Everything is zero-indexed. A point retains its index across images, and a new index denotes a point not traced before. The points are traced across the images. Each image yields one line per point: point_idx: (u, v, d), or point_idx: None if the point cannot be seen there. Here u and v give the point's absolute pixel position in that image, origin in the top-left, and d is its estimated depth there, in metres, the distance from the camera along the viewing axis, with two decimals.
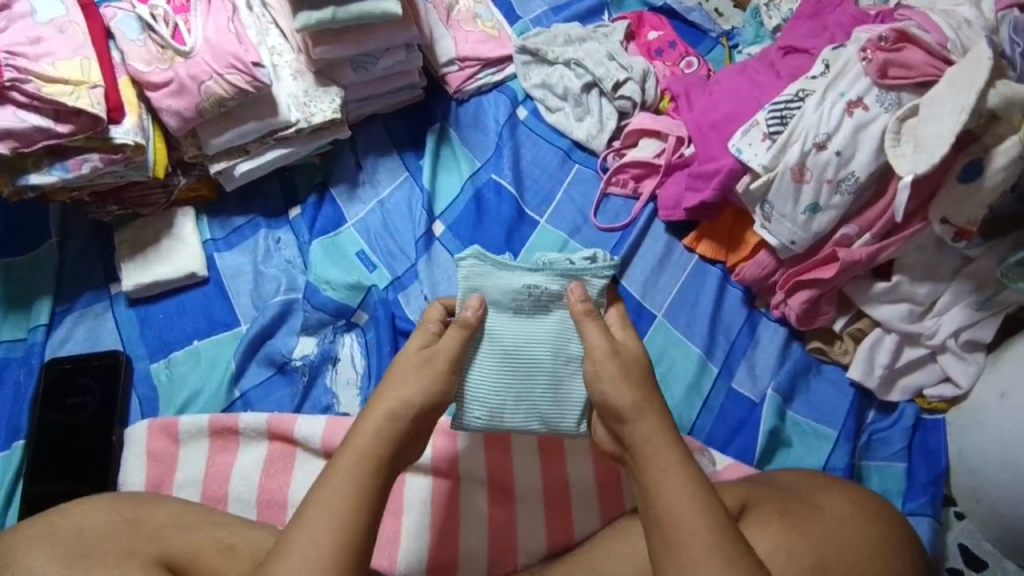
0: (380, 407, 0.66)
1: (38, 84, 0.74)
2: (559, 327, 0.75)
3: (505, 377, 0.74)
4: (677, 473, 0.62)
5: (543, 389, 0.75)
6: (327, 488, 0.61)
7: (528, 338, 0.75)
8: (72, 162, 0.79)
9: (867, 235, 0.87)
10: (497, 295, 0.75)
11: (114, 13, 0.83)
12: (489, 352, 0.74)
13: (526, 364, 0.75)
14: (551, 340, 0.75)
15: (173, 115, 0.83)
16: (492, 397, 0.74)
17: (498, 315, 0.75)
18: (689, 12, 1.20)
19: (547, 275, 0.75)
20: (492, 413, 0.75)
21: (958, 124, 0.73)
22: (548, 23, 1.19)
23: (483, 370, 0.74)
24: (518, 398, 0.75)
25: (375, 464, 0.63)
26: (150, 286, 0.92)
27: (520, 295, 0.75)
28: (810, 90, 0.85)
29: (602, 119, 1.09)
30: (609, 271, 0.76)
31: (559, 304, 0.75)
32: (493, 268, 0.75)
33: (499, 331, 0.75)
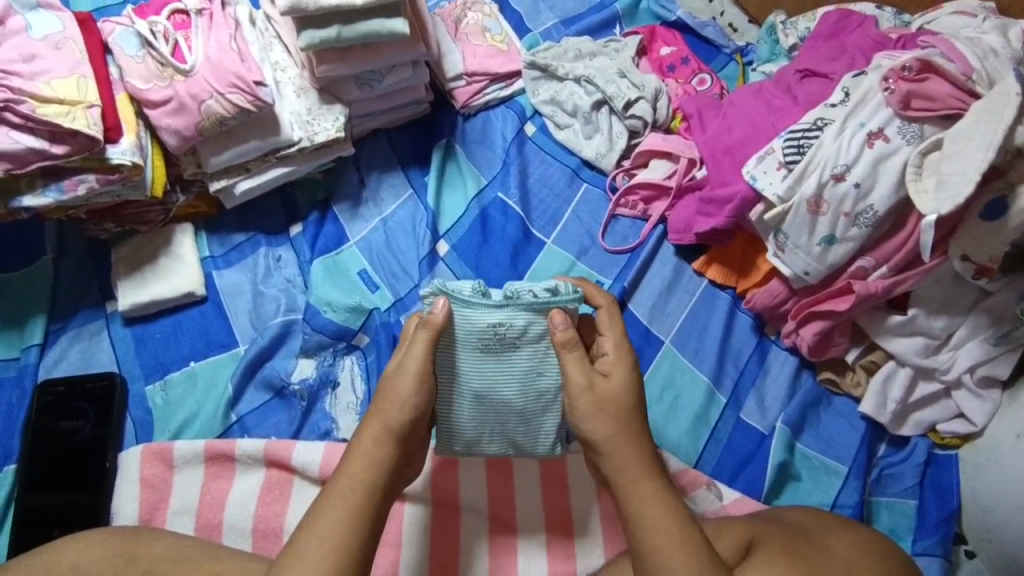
0: (379, 444, 0.64)
1: (32, 105, 0.72)
2: (530, 363, 0.72)
3: (480, 414, 0.74)
4: (654, 503, 0.61)
5: (519, 422, 0.75)
6: (325, 512, 0.59)
7: (497, 377, 0.72)
8: (67, 182, 0.77)
9: (884, 268, 0.85)
10: (462, 335, 0.71)
11: (113, 28, 0.80)
12: (461, 392, 0.73)
13: (500, 402, 0.73)
14: (522, 376, 0.72)
15: (172, 134, 0.81)
16: (468, 432, 0.75)
17: (466, 355, 0.72)
18: (703, 28, 1.18)
19: (512, 312, 0.70)
20: (469, 445, 0.76)
21: (984, 162, 0.70)
22: (559, 36, 1.17)
23: (457, 410, 0.74)
24: (494, 431, 0.75)
25: (371, 490, 0.61)
26: (146, 305, 0.90)
27: (486, 335, 0.71)
28: (829, 119, 0.82)
29: (612, 138, 1.06)
30: (574, 300, 0.71)
31: (526, 342, 0.71)
32: (458, 306, 0.70)
33: (468, 371, 0.72)
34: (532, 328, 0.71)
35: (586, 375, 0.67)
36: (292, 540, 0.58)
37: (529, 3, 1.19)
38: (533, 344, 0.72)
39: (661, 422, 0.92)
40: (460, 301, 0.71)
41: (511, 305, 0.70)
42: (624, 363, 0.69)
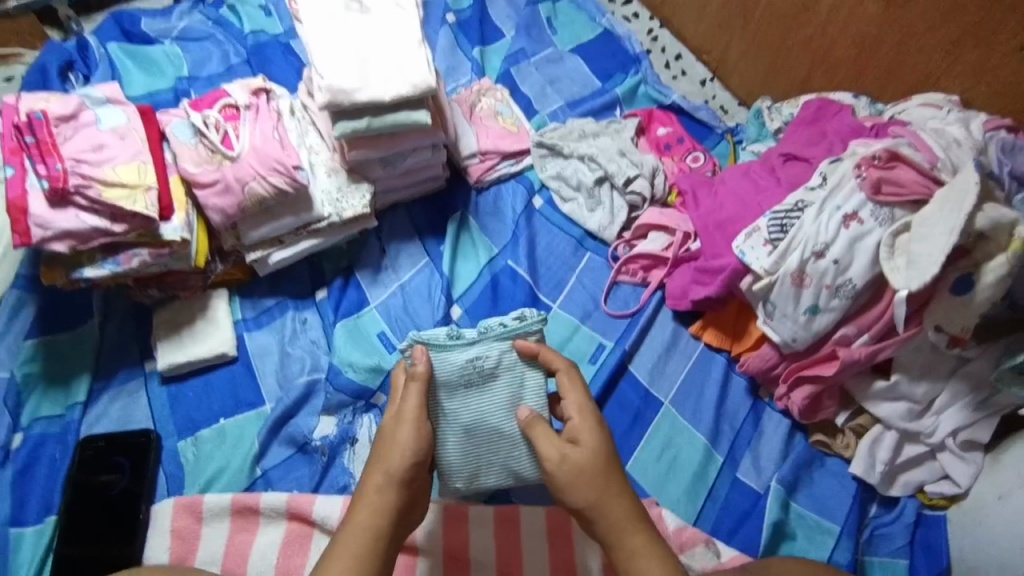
0: (381, 491, 0.69)
1: (100, 189, 0.79)
2: (509, 389, 0.80)
3: (474, 446, 0.82)
4: (644, 557, 0.67)
5: (510, 448, 0.81)
6: (335, 560, 0.65)
7: (483, 407, 0.80)
8: (123, 256, 0.85)
9: (865, 336, 0.91)
10: (446, 375, 0.80)
11: (170, 119, 0.90)
12: (453, 428, 0.81)
13: (489, 430, 0.81)
14: (505, 402, 0.80)
15: (217, 211, 0.90)
16: (467, 466, 0.82)
17: (452, 392, 0.80)
18: (696, 110, 1.30)
19: (485, 345, 0.80)
20: (469, 478, 0.83)
21: (948, 245, 0.78)
22: (564, 117, 1.29)
23: (451, 447, 0.81)
24: (490, 460, 0.82)
25: (376, 538, 0.67)
26: (182, 365, 0.97)
27: (467, 370, 0.80)
28: (808, 201, 0.91)
29: (613, 211, 1.15)
30: (540, 323, 0.80)
31: (502, 370, 0.80)
32: (437, 349, 0.80)
33: (456, 408, 0.80)
34: (505, 356, 0.80)
35: (557, 448, 0.72)
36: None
37: (537, 87, 1.31)
38: (509, 371, 0.80)
39: (660, 479, 0.98)
40: (438, 345, 0.80)
41: (483, 338, 0.80)
42: (590, 426, 0.73)
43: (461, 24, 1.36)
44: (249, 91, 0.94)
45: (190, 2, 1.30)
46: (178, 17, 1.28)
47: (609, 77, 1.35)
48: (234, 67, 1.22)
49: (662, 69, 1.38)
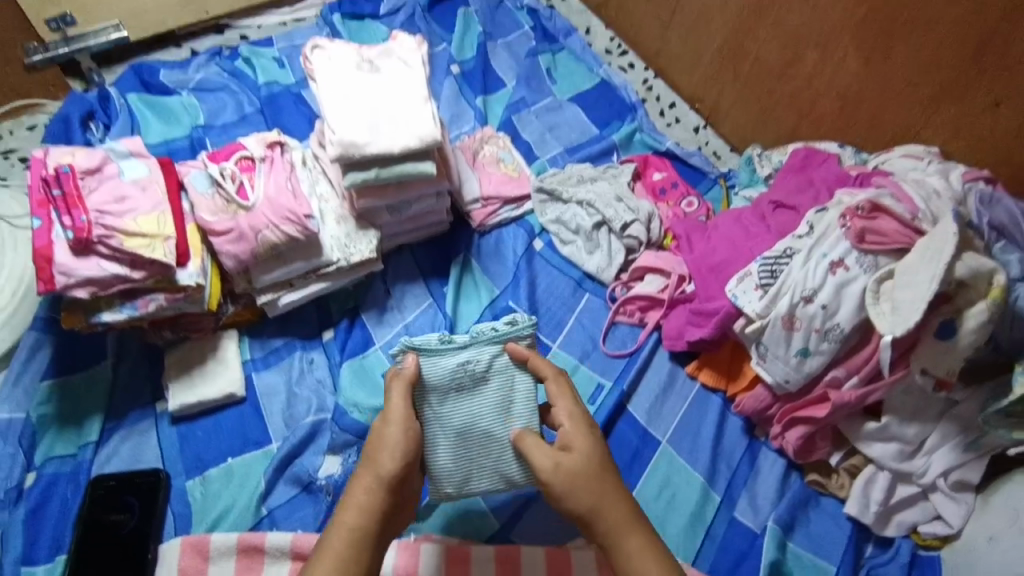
0: (369, 492, 0.70)
1: (121, 239, 0.83)
2: (500, 391, 0.84)
3: (464, 450, 0.84)
4: (646, 558, 0.69)
5: (501, 450, 0.84)
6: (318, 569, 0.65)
7: (474, 410, 0.83)
8: (140, 300, 0.88)
9: (855, 379, 0.94)
10: (438, 379, 0.82)
11: (188, 170, 0.95)
12: (445, 432, 0.84)
13: (480, 433, 0.84)
14: (496, 405, 0.84)
15: (231, 257, 0.94)
16: (458, 471, 0.84)
17: (444, 396, 0.83)
18: (690, 156, 1.35)
19: (477, 349, 0.83)
20: (460, 483, 0.85)
21: (930, 292, 0.81)
22: (563, 162, 1.34)
23: (442, 451, 0.84)
24: (481, 463, 0.85)
25: (360, 538, 0.68)
26: (192, 405, 1.00)
27: (459, 373, 0.83)
28: (796, 249, 0.95)
29: (611, 254, 1.19)
30: (530, 328, 0.84)
31: (493, 372, 0.83)
32: (430, 354, 0.82)
33: (448, 411, 0.83)
34: (496, 359, 0.83)
35: (551, 457, 0.74)
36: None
37: (537, 133, 1.37)
38: (499, 374, 0.84)
39: (658, 518, 0.99)
40: (430, 350, 0.83)
41: (474, 342, 0.83)
42: (583, 434, 0.76)
43: (465, 74, 1.42)
44: (265, 144, 0.99)
45: (206, 55, 1.35)
46: (195, 69, 1.34)
47: (606, 124, 1.41)
48: (248, 117, 1.29)
49: (657, 117, 1.44)
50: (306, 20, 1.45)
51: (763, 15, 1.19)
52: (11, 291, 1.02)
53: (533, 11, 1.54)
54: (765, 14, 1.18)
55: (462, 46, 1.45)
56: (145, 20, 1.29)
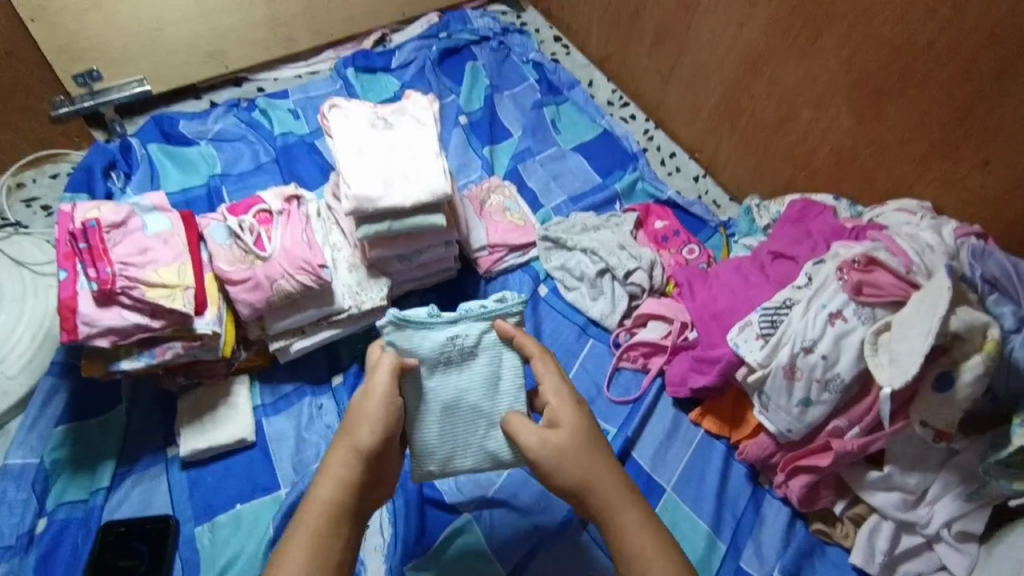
0: (348, 466, 0.72)
1: (144, 289, 0.86)
2: (487, 367, 0.86)
3: (450, 427, 0.85)
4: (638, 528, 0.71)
5: (486, 426, 0.86)
6: (292, 545, 0.68)
7: (462, 386, 0.85)
8: (158, 348, 0.90)
9: (856, 429, 0.95)
10: (427, 354, 0.84)
11: (208, 223, 0.98)
12: (432, 409, 0.84)
13: (466, 409, 0.85)
14: (483, 380, 0.85)
15: (246, 305, 0.97)
16: (442, 448, 0.86)
17: (432, 372, 0.84)
18: (691, 205, 1.39)
19: (466, 325, 0.85)
20: (444, 461, 0.86)
21: (925, 345, 0.83)
22: (567, 211, 1.38)
23: (428, 427, 0.85)
24: (466, 441, 0.86)
25: (336, 513, 0.70)
26: (203, 451, 1.01)
27: (447, 348, 0.84)
28: (795, 299, 0.98)
29: (614, 300, 1.22)
30: (520, 305, 0.86)
31: (482, 348, 0.85)
32: (419, 329, 0.83)
33: (436, 387, 0.84)
34: (484, 336, 0.85)
35: (538, 433, 0.76)
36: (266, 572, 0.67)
37: (543, 182, 1.42)
38: (487, 350, 0.85)
39: None
40: (419, 325, 0.84)
41: (464, 316, 0.85)
42: (570, 410, 0.78)
43: (473, 125, 1.48)
44: (282, 198, 1.03)
45: (224, 107, 1.41)
46: (213, 120, 1.39)
47: (609, 173, 1.46)
48: (263, 165, 1.34)
49: (658, 165, 1.49)
50: (320, 73, 1.52)
51: (758, 72, 1.24)
52: (32, 335, 1.04)
53: (538, 65, 1.60)
54: (759, 71, 1.24)
55: (469, 98, 1.51)
56: (168, 75, 1.35)
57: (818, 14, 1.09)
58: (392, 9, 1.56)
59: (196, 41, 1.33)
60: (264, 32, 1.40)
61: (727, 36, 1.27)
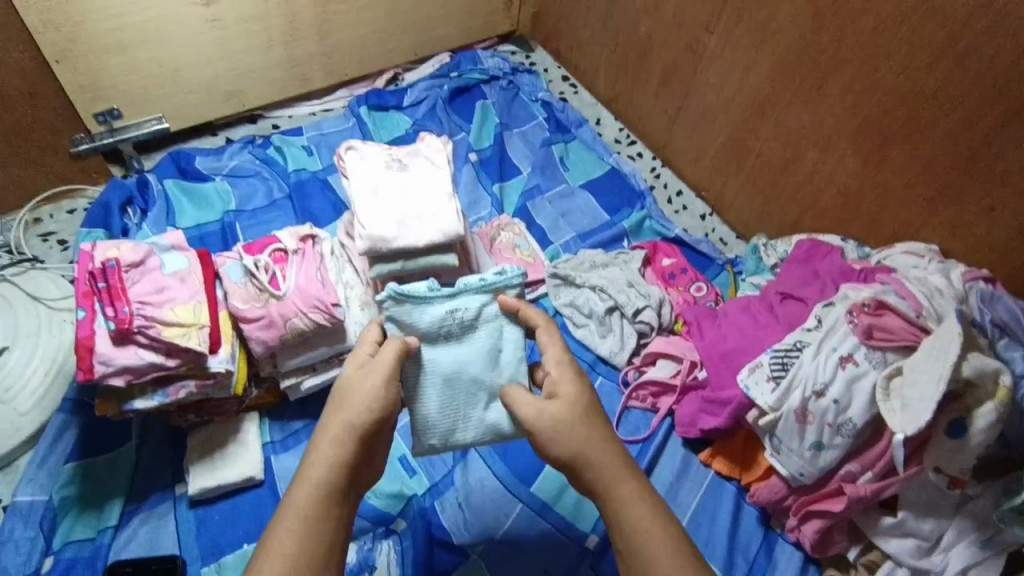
0: (339, 445, 0.71)
1: (160, 328, 0.87)
2: (488, 339, 0.86)
3: (451, 399, 0.85)
4: (635, 503, 0.72)
5: (487, 397, 0.86)
6: (283, 526, 0.68)
7: (463, 358, 0.85)
8: (172, 388, 0.91)
9: (869, 473, 0.94)
10: (427, 327, 0.84)
11: (224, 261, 0.99)
12: (433, 381, 0.85)
13: (468, 380, 0.85)
14: (484, 352, 0.86)
15: (260, 343, 0.97)
16: (443, 422, 0.85)
17: (433, 344, 0.85)
18: (698, 243, 1.41)
19: (466, 298, 0.86)
20: (445, 435, 0.86)
21: (937, 391, 0.84)
22: (576, 248, 1.40)
23: (429, 401, 0.85)
24: (467, 413, 0.86)
25: (327, 494, 0.70)
26: (211, 489, 1.00)
27: (448, 321, 0.84)
28: (806, 341, 0.98)
29: (623, 338, 1.22)
30: (520, 279, 0.87)
31: (482, 320, 0.86)
32: (419, 303, 0.84)
33: (436, 359, 0.85)
34: (484, 309, 0.86)
35: (536, 405, 0.76)
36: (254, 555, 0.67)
37: (551, 219, 1.44)
38: (487, 322, 0.86)
39: None
40: (418, 299, 0.84)
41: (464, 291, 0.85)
42: (571, 382, 0.78)
43: (482, 162, 1.50)
44: (297, 237, 1.05)
45: (239, 143, 1.44)
46: (228, 157, 1.42)
47: (616, 210, 1.47)
48: (276, 202, 1.36)
49: (664, 203, 1.51)
50: (333, 111, 1.55)
51: (763, 114, 1.26)
52: (45, 368, 1.04)
53: (547, 103, 1.64)
54: (765, 113, 1.26)
55: (479, 135, 1.54)
56: (186, 114, 1.38)
57: (823, 61, 1.11)
58: (405, 50, 1.60)
59: (215, 81, 1.36)
60: (281, 73, 1.44)
61: (733, 79, 1.29)
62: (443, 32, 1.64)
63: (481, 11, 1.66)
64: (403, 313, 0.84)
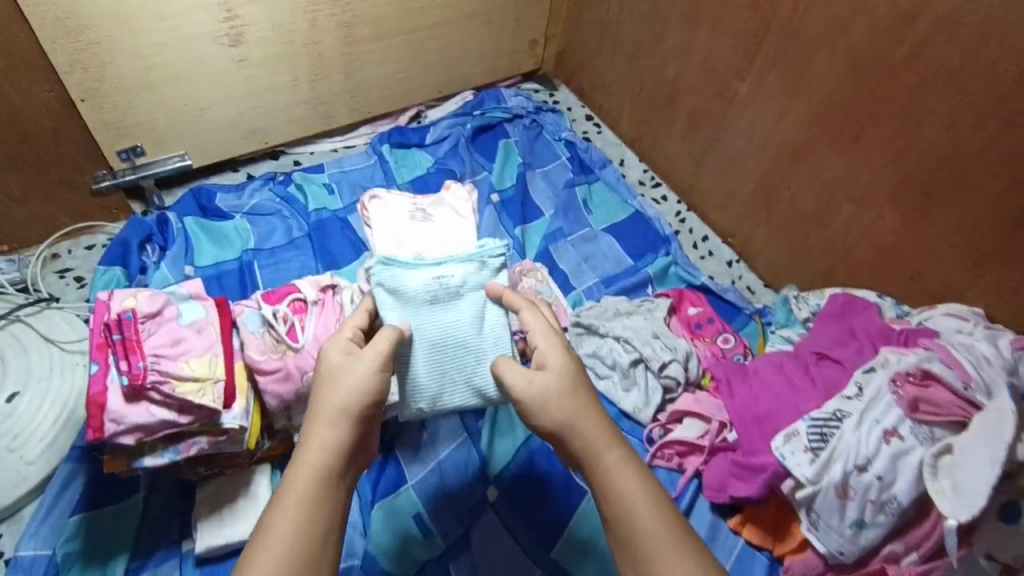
0: (335, 428, 0.70)
1: (174, 384, 0.84)
2: (472, 307, 0.92)
3: (439, 364, 0.90)
4: (622, 469, 0.71)
5: (473, 362, 0.91)
6: (280, 507, 0.65)
7: (450, 325, 0.90)
8: (183, 444, 0.87)
9: (914, 554, 0.89)
10: (414, 294, 0.91)
11: (243, 309, 0.97)
12: (421, 346, 0.90)
13: (454, 346, 0.90)
14: (470, 318, 0.91)
15: (274, 396, 0.94)
16: (432, 385, 0.90)
17: (420, 311, 0.91)
18: (725, 292, 1.37)
19: (450, 268, 0.94)
20: (433, 398, 0.91)
21: (993, 475, 0.80)
22: (599, 294, 1.36)
23: (418, 366, 0.89)
24: (453, 377, 0.91)
25: (326, 478, 0.68)
26: (220, 547, 0.96)
27: (434, 287, 0.91)
28: (846, 411, 0.93)
29: (648, 392, 1.17)
30: (499, 254, 0.97)
31: (466, 289, 0.93)
32: (406, 270, 0.92)
33: (424, 326, 0.90)
34: (468, 280, 0.94)
35: (525, 375, 0.77)
36: (250, 540, 0.64)
37: (574, 263, 1.40)
38: (471, 292, 0.93)
39: None
40: (405, 268, 0.93)
41: (448, 261, 0.94)
42: (558, 354, 0.79)
43: (504, 202, 1.47)
44: (318, 287, 1.03)
45: (261, 180, 1.42)
46: (249, 195, 1.41)
47: (640, 256, 1.44)
48: (296, 240, 1.34)
49: (690, 248, 1.47)
50: (356, 148, 1.54)
51: (797, 162, 1.23)
52: (53, 418, 1.02)
53: (571, 143, 1.61)
54: (798, 163, 1.23)
55: (502, 175, 1.51)
56: (209, 150, 1.37)
57: (863, 113, 1.08)
58: (429, 88, 1.59)
59: (239, 119, 1.35)
60: (305, 110, 1.43)
61: (764, 127, 1.26)
62: (468, 71, 1.63)
63: (508, 50, 1.65)
64: (391, 280, 0.91)
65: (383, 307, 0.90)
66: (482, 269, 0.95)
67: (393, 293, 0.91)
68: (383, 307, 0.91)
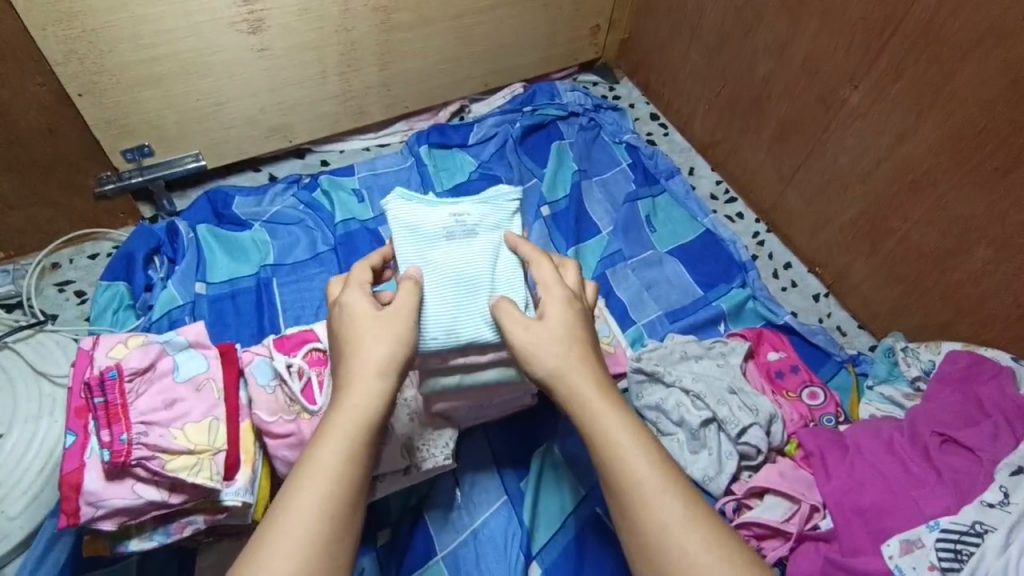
0: (383, 377, 0.63)
1: (164, 459, 0.70)
2: (489, 244, 0.76)
3: (454, 297, 0.72)
4: (606, 414, 0.63)
5: (489, 293, 0.73)
6: (324, 442, 0.59)
7: (466, 260, 0.74)
8: (176, 525, 0.74)
9: None
10: (428, 232, 0.75)
11: (252, 357, 0.81)
12: (431, 278, 0.73)
13: (467, 278, 0.73)
14: (487, 254, 0.75)
15: (285, 462, 0.79)
16: (446, 317, 0.71)
17: (433, 247, 0.75)
18: (813, 335, 1.17)
19: (468, 206, 0.78)
20: (446, 332, 0.71)
21: None
22: (663, 330, 1.17)
23: (428, 296, 0.71)
24: (469, 309, 0.72)
25: (369, 422, 0.61)
26: None
27: (451, 224, 0.76)
28: (988, 524, 0.78)
29: (721, 457, 0.95)
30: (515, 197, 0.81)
31: (484, 228, 0.77)
32: (419, 206, 0.77)
33: (435, 260, 0.74)
34: (484, 220, 0.78)
35: (522, 321, 0.67)
36: (291, 476, 0.58)
37: (635, 291, 1.21)
38: (488, 232, 0.77)
39: None
40: (420, 204, 0.78)
41: (464, 199, 0.79)
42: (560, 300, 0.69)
43: (555, 216, 1.27)
44: None
45: (284, 184, 1.27)
46: (270, 201, 1.25)
47: (712, 286, 1.24)
48: (320, 255, 1.18)
49: (770, 278, 1.27)
50: (390, 147, 1.37)
51: (918, 193, 1.02)
52: (39, 466, 0.88)
53: (633, 147, 1.41)
54: (920, 193, 1.01)
55: (554, 183, 1.31)
56: (226, 149, 1.22)
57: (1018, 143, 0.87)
58: (476, 80, 1.40)
59: (260, 115, 1.19)
60: (334, 106, 1.26)
61: (877, 149, 1.05)
62: (519, 61, 1.43)
63: (567, 36, 1.44)
64: (404, 215, 0.76)
65: (395, 243, 0.75)
66: (500, 210, 0.79)
67: (404, 230, 0.75)
68: (394, 242, 0.75)
